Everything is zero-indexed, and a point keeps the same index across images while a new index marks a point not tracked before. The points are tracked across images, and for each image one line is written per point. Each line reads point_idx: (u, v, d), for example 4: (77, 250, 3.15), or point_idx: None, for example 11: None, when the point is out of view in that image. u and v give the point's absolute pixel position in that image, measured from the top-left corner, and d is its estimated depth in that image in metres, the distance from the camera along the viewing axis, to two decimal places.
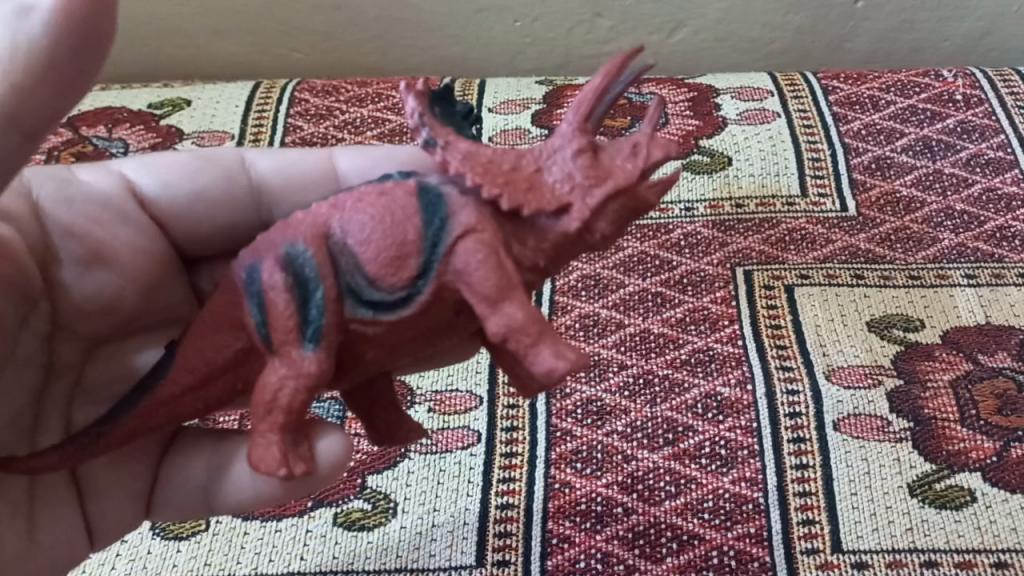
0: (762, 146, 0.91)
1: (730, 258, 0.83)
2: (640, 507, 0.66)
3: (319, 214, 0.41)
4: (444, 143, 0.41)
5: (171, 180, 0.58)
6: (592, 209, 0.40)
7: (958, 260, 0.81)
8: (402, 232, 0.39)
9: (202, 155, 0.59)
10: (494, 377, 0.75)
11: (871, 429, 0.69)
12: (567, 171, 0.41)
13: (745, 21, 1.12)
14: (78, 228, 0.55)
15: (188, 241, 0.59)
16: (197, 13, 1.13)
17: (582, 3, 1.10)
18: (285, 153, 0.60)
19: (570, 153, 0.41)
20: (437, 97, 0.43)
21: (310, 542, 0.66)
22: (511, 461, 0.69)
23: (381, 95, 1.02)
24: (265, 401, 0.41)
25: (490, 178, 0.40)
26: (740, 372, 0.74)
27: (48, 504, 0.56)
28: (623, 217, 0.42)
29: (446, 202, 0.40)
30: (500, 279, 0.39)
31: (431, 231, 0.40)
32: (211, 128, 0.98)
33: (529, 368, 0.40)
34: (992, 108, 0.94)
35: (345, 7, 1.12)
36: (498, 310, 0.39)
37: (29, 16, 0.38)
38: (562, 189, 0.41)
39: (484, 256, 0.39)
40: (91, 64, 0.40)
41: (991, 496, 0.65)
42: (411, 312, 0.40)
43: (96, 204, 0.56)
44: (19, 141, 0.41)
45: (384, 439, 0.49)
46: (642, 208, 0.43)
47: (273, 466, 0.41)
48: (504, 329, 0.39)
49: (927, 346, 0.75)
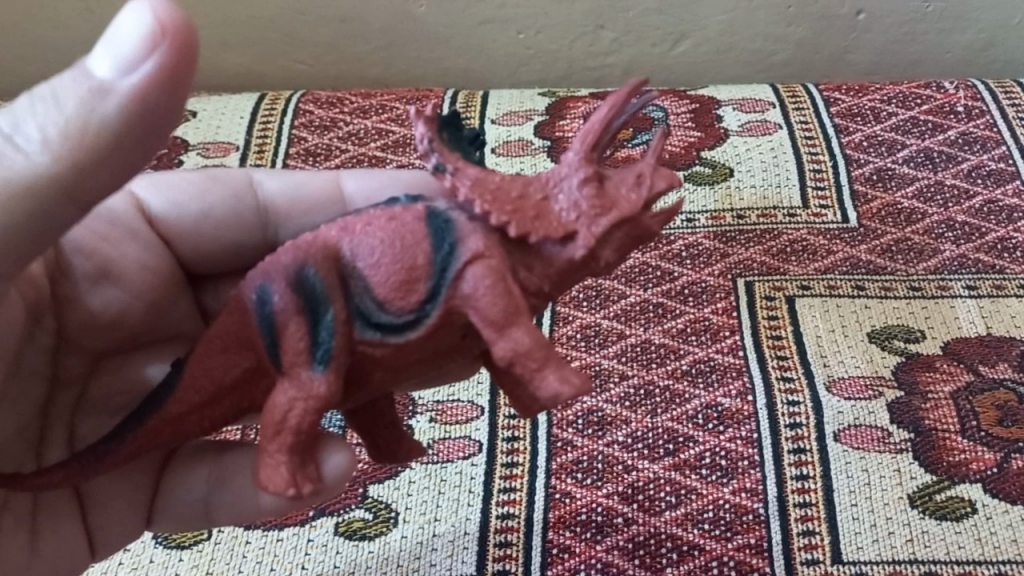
0: (764, 157, 0.92)
1: (731, 269, 0.83)
2: (640, 517, 0.66)
3: (328, 237, 0.41)
4: (453, 168, 0.41)
5: (179, 200, 0.59)
6: (597, 237, 0.41)
7: (959, 272, 0.81)
8: (411, 256, 0.40)
9: (212, 175, 0.60)
10: (496, 389, 0.75)
11: (871, 440, 0.69)
12: (573, 199, 0.41)
13: (747, 34, 1.12)
14: (88, 246, 0.55)
15: (195, 258, 0.60)
16: (205, 24, 1.15)
17: (585, 15, 1.11)
18: (293, 176, 0.61)
19: (576, 182, 0.42)
20: (445, 122, 0.43)
21: (311, 551, 0.66)
22: (511, 471, 0.70)
23: (385, 107, 1.02)
24: (275, 421, 0.42)
25: (499, 205, 0.40)
26: (741, 383, 0.74)
27: (51, 516, 0.56)
28: (625, 243, 0.42)
29: (455, 228, 0.40)
30: (507, 304, 0.39)
31: (439, 256, 0.40)
32: (216, 138, 0.99)
33: (534, 390, 0.40)
34: (993, 120, 0.95)
35: (350, 20, 1.14)
36: (504, 335, 0.39)
37: (105, 98, 0.38)
38: (567, 216, 0.41)
39: (492, 281, 0.39)
40: (155, 140, 0.41)
41: (991, 507, 0.65)
42: (419, 334, 0.40)
43: (105, 221, 0.57)
44: (75, 210, 0.42)
45: (389, 457, 0.50)
46: (645, 236, 0.43)
47: (282, 486, 0.42)
48: (510, 352, 0.40)
49: (927, 357, 0.75)
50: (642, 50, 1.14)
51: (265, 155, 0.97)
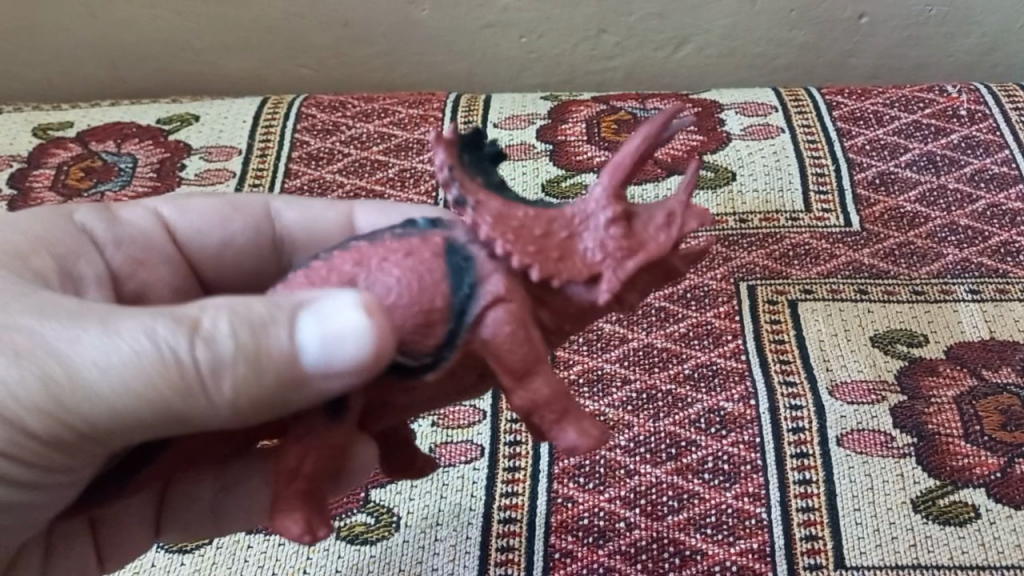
0: (766, 161, 0.92)
1: (733, 273, 0.83)
2: (642, 521, 0.66)
3: (345, 273, 0.43)
4: (474, 202, 0.42)
5: (202, 226, 0.63)
6: (623, 280, 0.42)
7: (961, 276, 0.81)
8: (430, 299, 0.41)
9: (234, 203, 0.64)
10: (497, 393, 0.75)
11: (874, 445, 0.69)
12: (600, 240, 0.43)
13: (749, 38, 1.12)
14: (125, 271, 0.59)
15: (219, 281, 0.64)
16: (208, 27, 1.15)
17: (587, 19, 1.11)
18: (311, 204, 0.64)
19: (604, 220, 0.43)
20: (465, 146, 0.44)
21: (312, 556, 0.66)
22: (513, 475, 0.69)
23: (387, 111, 1.02)
24: (289, 468, 0.44)
25: (522, 246, 0.42)
26: (744, 387, 0.74)
27: (65, 538, 0.61)
28: (647, 281, 0.44)
29: (474, 267, 0.42)
30: (527, 353, 0.42)
31: (458, 298, 0.41)
32: (219, 143, 0.99)
33: (551, 437, 0.44)
34: (996, 123, 0.95)
35: (353, 24, 1.14)
36: (524, 385, 0.42)
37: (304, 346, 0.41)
38: (593, 258, 0.42)
39: (512, 327, 0.41)
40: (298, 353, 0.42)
41: (994, 512, 0.65)
42: (434, 376, 0.43)
43: (140, 244, 0.61)
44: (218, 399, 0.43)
45: (401, 471, 0.54)
46: (667, 274, 0.45)
47: (297, 534, 0.43)
48: (531, 402, 0.42)
49: (930, 361, 0.75)
50: (644, 54, 1.14)
51: (268, 158, 0.97)
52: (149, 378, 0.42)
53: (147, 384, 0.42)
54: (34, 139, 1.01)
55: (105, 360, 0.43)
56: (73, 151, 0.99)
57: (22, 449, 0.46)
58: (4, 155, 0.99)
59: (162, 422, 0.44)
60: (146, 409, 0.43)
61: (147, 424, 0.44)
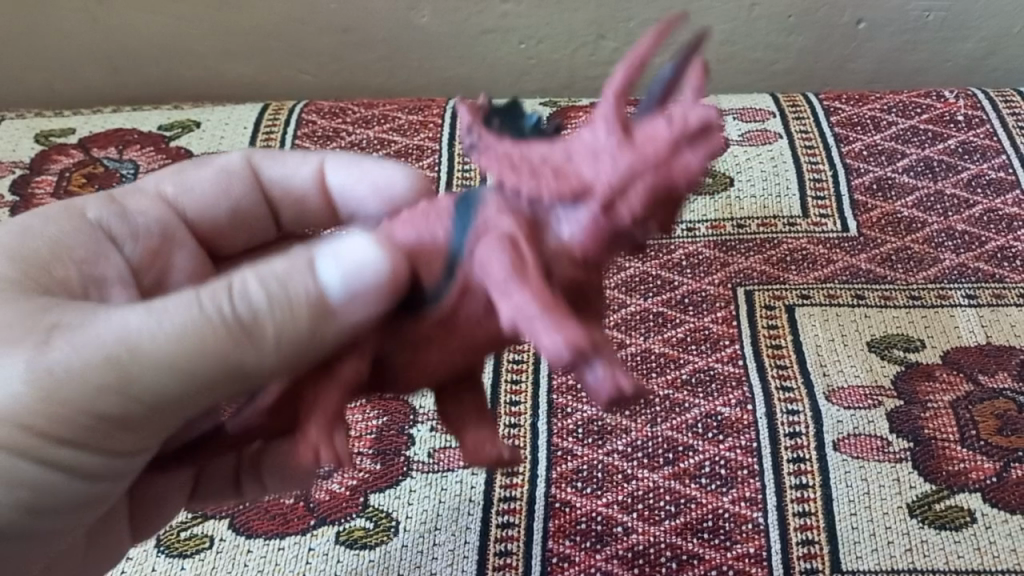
0: (764, 167, 0.92)
1: (731, 278, 0.83)
2: (640, 526, 0.66)
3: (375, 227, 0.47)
4: (481, 145, 0.43)
5: (201, 198, 0.62)
6: (612, 185, 0.39)
7: (958, 281, 0.81)
8: (432, 231, 0.45)
9: (221, 167, 0.63)
10: (495, 397, 0.76)
11: (871, 449, 0.69)
12: (596, 153, 0.40)
13: (748, 42, 1.13)
14: (143, 264, 0.60)
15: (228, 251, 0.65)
16: (208, 34, 1.16)
17: (586, 25, 1.12)
18: (287, 156, 0.64)
19: (601, 133, 0.40)
20: (499, 109, 0.45)
21: (312, 560, 0.66)
22: (511, 480, 0.70)
23: (387, 117, 1.03)
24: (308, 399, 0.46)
25: (518, 173, 0.42)
26: (741, 392, 0.74)
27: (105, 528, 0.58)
28: (653, 187, 0.39)
29: (478, 201, 0.44)
30: (513, 262, 0.40)
31: (456, 228, 0.44)
32: (220, 149, 1.00)
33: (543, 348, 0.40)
34: (993, 129, 0.95)
35: (353, 30, 1.14)
36: (507, 294, 0.40)
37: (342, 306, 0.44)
38: (590, 170, 0.40)
39: (502, 244, 0.41)
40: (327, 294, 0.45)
41: (990, 517, 0.65)
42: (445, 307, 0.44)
43: (155, 234, 0.60)
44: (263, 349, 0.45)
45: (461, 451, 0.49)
46: (681, 177, 0.39)
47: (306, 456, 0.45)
48: (510, 309, 0.40)
49: (927, 367, 0.75)
50: None
51: None
52: (201, 337, 0.43)
53: (199, 343, 0.43)
54: (37, 145, 1.02)
55: (150, 331, 0.43)
56: (74, 157, 1.00)
57: (88, 436, 0.45)
58: (6, 161, 1.00)
59: (210, 382, 0.45)
60: (197, 372, 0.44)
61: (199, 388, 0.45)
